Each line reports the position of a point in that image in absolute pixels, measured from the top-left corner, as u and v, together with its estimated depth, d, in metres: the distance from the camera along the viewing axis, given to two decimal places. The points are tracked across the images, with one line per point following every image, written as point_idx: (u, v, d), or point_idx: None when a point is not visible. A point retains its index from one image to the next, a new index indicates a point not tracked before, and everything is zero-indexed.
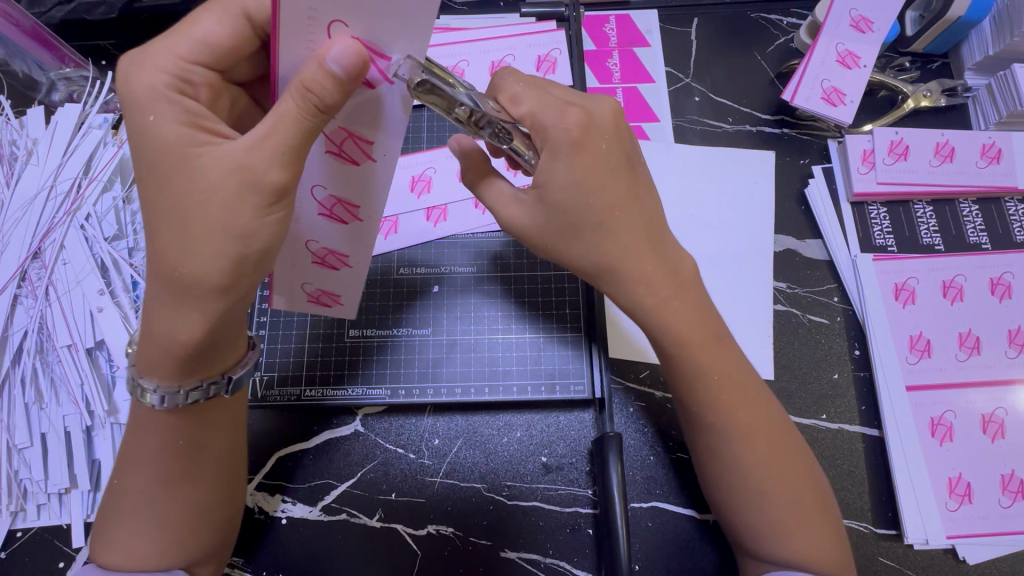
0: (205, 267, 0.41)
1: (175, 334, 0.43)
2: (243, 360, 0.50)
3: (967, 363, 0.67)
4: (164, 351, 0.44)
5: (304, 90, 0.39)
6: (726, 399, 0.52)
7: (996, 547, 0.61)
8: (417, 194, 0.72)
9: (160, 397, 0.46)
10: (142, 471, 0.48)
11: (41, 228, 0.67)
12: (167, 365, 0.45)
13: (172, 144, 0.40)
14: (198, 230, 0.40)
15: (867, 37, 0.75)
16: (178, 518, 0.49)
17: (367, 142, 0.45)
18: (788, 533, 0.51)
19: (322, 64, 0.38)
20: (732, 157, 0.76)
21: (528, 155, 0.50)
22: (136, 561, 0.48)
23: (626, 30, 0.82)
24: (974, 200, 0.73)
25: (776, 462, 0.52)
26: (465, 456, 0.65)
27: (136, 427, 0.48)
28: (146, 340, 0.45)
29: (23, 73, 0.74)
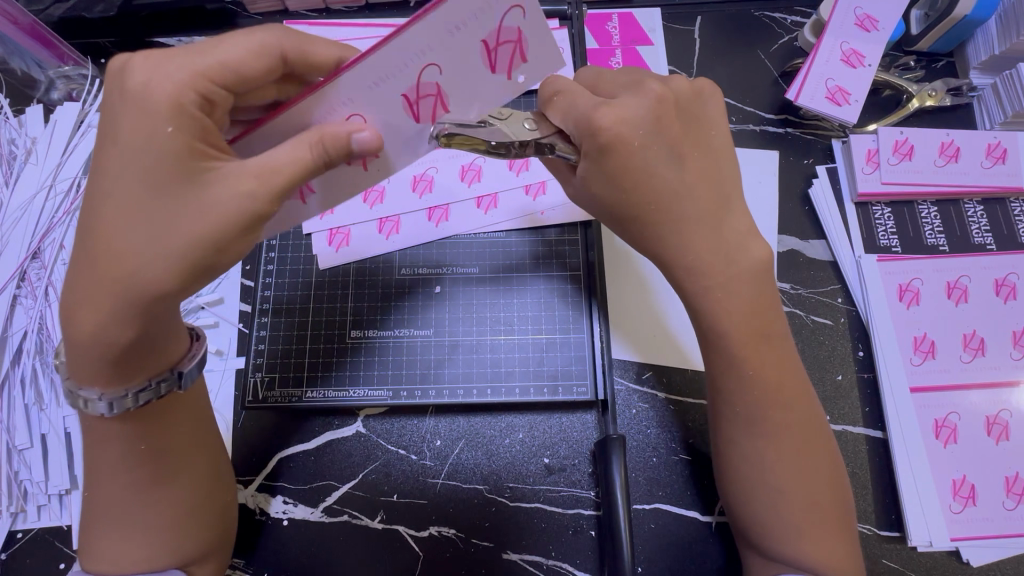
0: (168, 269, 0.40)
1: (110, 334, 0.41)
2: (189, 352, 0.49)
3: (971, 365, 0.67)
4: (106, 355, 0.42)
5: (319, 141, 0.42)
6: (757, 397, 0.52)
7: (1000, 549, 0.61)
8: (419, 194, 0.71)
9: (107, 405, 0.44)
10: (110, 479, 0.48)
11: (40, 228, 0.67)
12: (108, 372, 0.43)
13: (169, 146, 0.40)
14: (159, 234, 0.40)
15: (872, 36, 0.74)
16: (165, 521, 0.49)
17: (373, 156, 0.46)
18: (797, 529, 0.51)
19: (346, 134, 0.43)
20: (736, 157, 0.75)
21: (571, 156, 0.52)
22: (127, 565, 0.48)
23: (629, 28, 0.82)
24: (979, 200, 0.73)
25: (798, 463, 0.51)
26: (467, 458, 0.64)
27: (91, 437, 0.47)
28: (77, 346, 0.43)
29: (21, 71, 0.74)
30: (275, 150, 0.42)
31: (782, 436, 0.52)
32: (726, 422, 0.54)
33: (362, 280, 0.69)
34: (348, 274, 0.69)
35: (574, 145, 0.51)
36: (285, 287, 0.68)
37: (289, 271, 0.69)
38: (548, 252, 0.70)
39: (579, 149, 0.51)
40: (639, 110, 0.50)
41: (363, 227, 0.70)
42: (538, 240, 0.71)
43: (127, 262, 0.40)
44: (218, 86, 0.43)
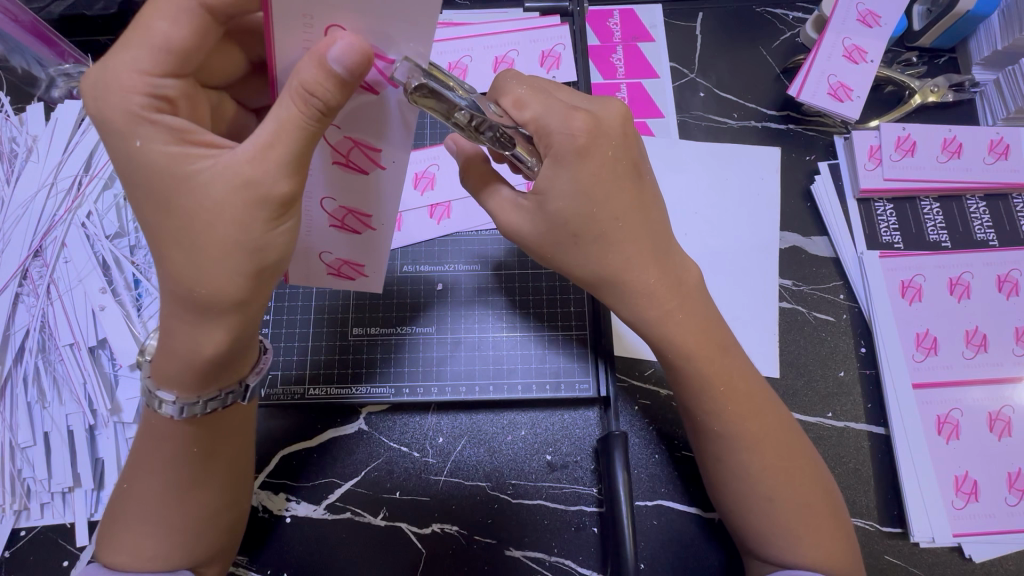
0: (222, 280, 0.40)
1: (197, 347, 0.43)
2: (258, 366, 0.50)
3: (973, 361, 0.67)
4: (188, 364, 0.44)
5: (304, 93, 0.38)
6: (731, 409, 0.52)
7: (1002, 546, 0.61)
8: (421, 190, 0.71)
9: (178, 408, 0.46)
10: (154, 475, 0.48)
11: (41, 226, 0.67)
12: (186, 378, 0.44)
13: (169, 145, 0.40)
14: (211, 241, 0.40)
15: (874, 32, 0.74)
16: (191, 522, 0.49)
17: (373, 149, 0.45)
18: (792, 536, 0.51)
19: (325, 67, 0.38)
20: (738, 153, 0.75)
21: (530, 161, 0.49)
22: (141, 562, 0.48)
23: (630, 24, 0.81)
24: (981, 196, 0.73)
25: (784, 470, 0.52)
26: (469, 455, 0.64)
27: (148, 435, 0.48)
28: (165, 354, 0.44)
29: (22, 68, 0.74)
30: (267, 125, 0.39)
31: (761, 446, 0.52)
32: (705, 439, 0.53)
33: None
34: None
35: (537, 150, 0.49)
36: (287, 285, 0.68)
37: None
38: None
39: (540, 151, 0.49)
40: (610, 119, 0.50)
41: None
42: None
43: (192, 272, 0.40)
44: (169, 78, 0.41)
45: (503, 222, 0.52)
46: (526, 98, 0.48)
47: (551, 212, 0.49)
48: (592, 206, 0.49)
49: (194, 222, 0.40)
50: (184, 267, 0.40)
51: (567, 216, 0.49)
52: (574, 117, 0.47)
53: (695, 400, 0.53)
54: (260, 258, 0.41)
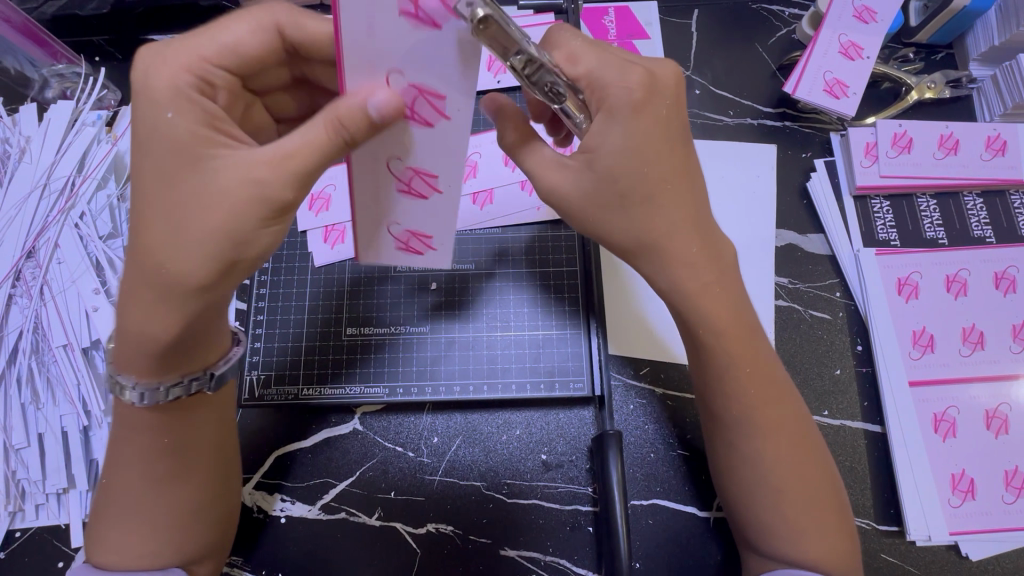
0: (189, 267, 0.40)
1: (156, 330, 0.43)
2: (225, 356, 0.51)
3: (970, 359, 0.66)
4: (141, 346, 0.44)
5: (336, 120, 0.39)
6: (753, 397, 0.52)
7: (999, 544, 0.61)
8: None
9: (139, 394, 0.46)
10: (132, 469, 0.48)
11: (35, 227, 0.67)
12: (147, 363, 0.45)
13: (153, 144, 0.39)
14: (185, 231, 0.40)
15: (870, 28, 0.74)
16: (175, 515, 0.49)
17: (434, 176, 0.41)
18: (797, 531, 0.50)
19: (362, 105, 0.38)
20: (734, 150, 0.75)
21: (580, 117, 0.47)
22: (131, 560, 0.48)
23: (625, 22, 0.81)
24: (978, 193, 0.72)
25: (797, 463, 0.51)
26: (464, 454, 0.64)
27: (121, 425, 0.48)
28: (124, 335, 0.44)
29: (15, 69, 0.74)
30: (295, 137, 0.41)
31: (777, 434, 0.52)
32: (719, 425, 0.53)
33: (357, 278, 0.69)
34: (343, 271, 0.69)
35: (583, 103, 0.47)
36: (280, 285, 0.68)
37: (284, 267, 0.69)
38: (544, 248, 0.70)
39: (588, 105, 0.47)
40: (666, 80, 0.47)
41: None
42: (536, 235, 0.70)
43: (178, 258, 0.40)
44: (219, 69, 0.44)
45: (546, 182, 0.49)
46: (579, 53, 0.47)
47: (599, 170, 0.47)
48: (640, 166, 0.47)
49: (188, 205, 0.40)
50: (161, 245, 0.40)
51: (618, 173, 0.47)
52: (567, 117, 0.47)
53: (718, 391, 0.53)
54: (236, 254, 0.41)
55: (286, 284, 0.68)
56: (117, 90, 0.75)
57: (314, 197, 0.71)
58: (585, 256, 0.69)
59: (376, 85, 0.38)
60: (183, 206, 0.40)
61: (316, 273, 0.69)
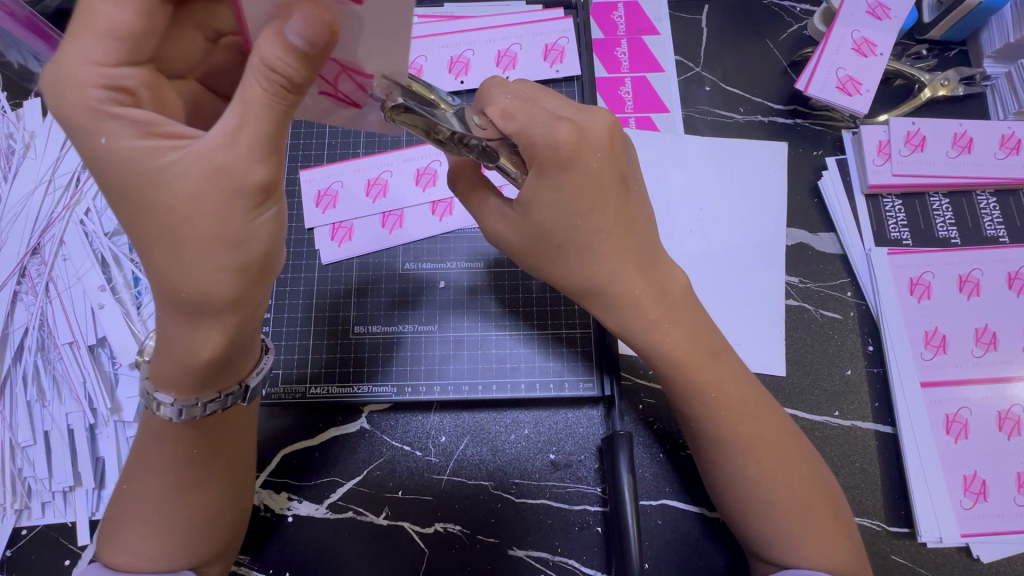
0: (212, 289, 0.39)
1: (194, 350, 0.42)
2: (259, 366, 0.50)
3: (982, 360, 0.66)
4: (183, 366, 0.42)
5: (267, 70, 0.36)
6: (729, 415, 0.51)
7: (1011, 546, 0.61)
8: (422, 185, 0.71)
9: (176, 410, 0.45)
10: (153, 478, 0.48)
11: (39, 223, 0.66)
12: (187, 381, 0.43)
13: (131, 145, 0.37)
14: (186, 249, 0.38)
15: (883, 24, 0.73)
16: (193, 521, 0.49)
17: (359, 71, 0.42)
18: (797, 540, 0.50)
19: (282, 39, 0.36)
20: (744, 148, 0.74)
21: (516, 172, 0.51)
22: (143, 563, 0.47)
23: (634, 18, 0.80)
24: (991, 192, 0.72)
25: (785, 473, 0.51)
26: (472, 453, 0.64)
27: (149, 436, 0.47)
28: (162, 357, 0.43)
29: (19, 63, 0.73)
30: (233, 107, 0.37)
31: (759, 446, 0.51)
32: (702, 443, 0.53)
33: (365, 275, 0.68)
34: (351, 269, 0.68)
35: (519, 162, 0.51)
36: (287, 282, 0.68)
37: (290, 266, 0.68)
38: None
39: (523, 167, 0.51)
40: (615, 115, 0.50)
41: (366, 220, 0.69)
42: None
43: (182, 280, 0.38)
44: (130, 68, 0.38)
45: (490, 230, 0.53)
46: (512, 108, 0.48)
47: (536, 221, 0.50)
48: (576, 216, 0.48)
49: (173, 220, 0.38)
50: (171, 268, 0.38)
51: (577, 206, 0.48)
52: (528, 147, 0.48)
53: (700, 415, 0.52)
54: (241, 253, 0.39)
55: (293, 281, 0.68)
56: None
57: (321, 194, 0.70)
58: None
59: (295, 9, 0.36)
60: (166, 228, 0.38)
61: (322, 273, 0.68)
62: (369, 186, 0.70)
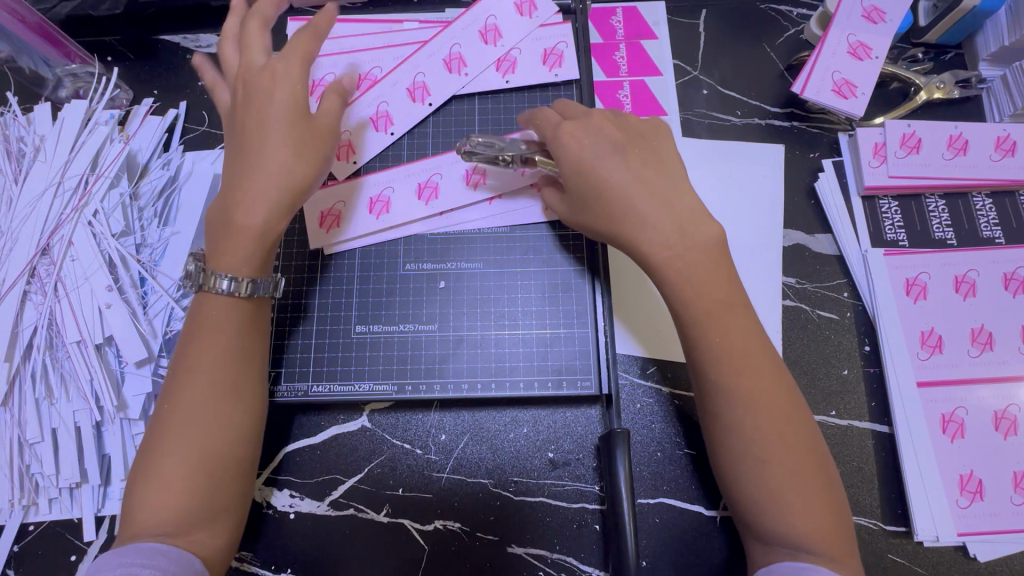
0: (288, 177, 0.54)
1: (264, 225, 0.53)
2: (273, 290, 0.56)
3: (979, 359, 0.66)
4: (251, 240, 0.53)
5: (340, 93, 0.60)
6: (743, 371, 0.51)
7: (1009, 545, 0.61)
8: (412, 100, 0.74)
9: (229, 283, 0.52)
10: (199, 380, 0.50)
11: (48, 224, 0.67)
12: (247, 251, 0.53)
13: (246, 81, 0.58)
14: (284, 153, 0.54)
15: (879, 28, 0.74)
16: (229, 433, 0.50)
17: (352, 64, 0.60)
18: (782, 504, 0.49)
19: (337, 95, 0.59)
20: (741, 150, 0.75)
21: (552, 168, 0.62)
22: (175, 475, 0.48)
23: (633, 22, 0.81)
24: (987, 193, 0.72)
25: (785, 442, 0.50)
26: (472, 452, 0.65)
27: (205, 330, 0.52)
28: (230, 235, 0.53)
29: (30, 69, 0.75)
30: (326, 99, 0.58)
31: (757, 403, 0.51)
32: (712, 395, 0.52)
33: (367, 274, 0.69)
34: (352, 269, 0.69)
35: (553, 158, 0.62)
36: (290, 282, 0.69)
37: (294, 267, 0.69)
38: (554, 246, 0.70)
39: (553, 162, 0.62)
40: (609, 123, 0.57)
41: (372, 240, 0.70)
42: (544, 237, 0.70)
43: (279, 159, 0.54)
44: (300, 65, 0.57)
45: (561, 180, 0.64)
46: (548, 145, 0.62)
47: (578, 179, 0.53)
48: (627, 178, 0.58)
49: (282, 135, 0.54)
50: (276, 155, 0.54)
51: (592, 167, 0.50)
52: (561, 134, 0.60)
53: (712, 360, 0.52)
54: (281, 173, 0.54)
55: (296, 281, 0.69)
56: (129, 90, 0.77)
57: (324, 214, 0.69)
58: (596, 253, 0.69)
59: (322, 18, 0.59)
60: (279, 134, 0.54)
61: (325, 274, 0.69)
62: (371, 204, 0.69)
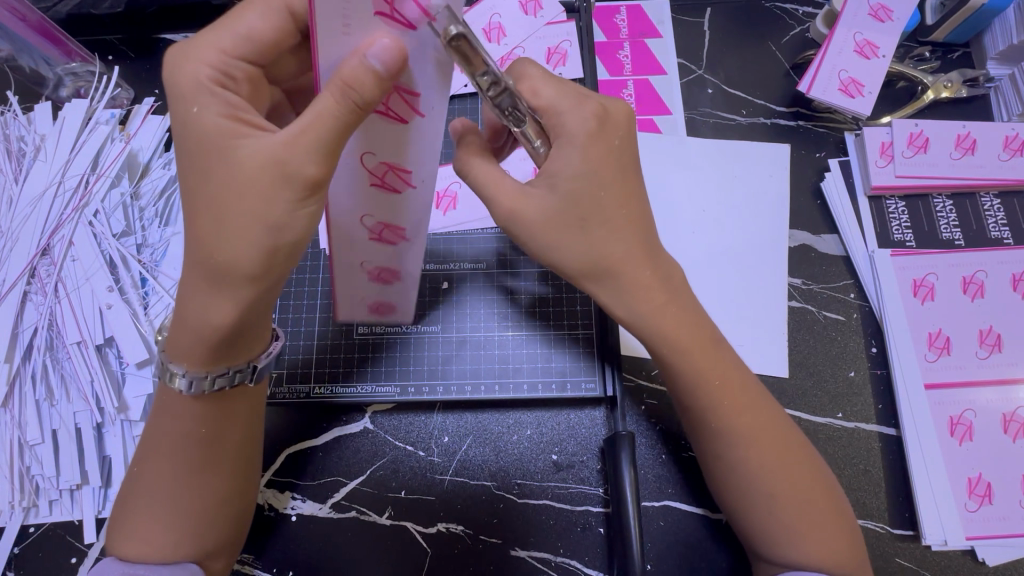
0: (239, 258, 0.40)
1: (207, 318, 0.43)
2: (266, 350, 0.51)
3: (987, 362, 0.65)
4: (195, 336, 0.44)
5: (344, 87, 0.38)
6: (730, 405, 0.51)
7: (1017, 549, 0.60)
8: (411, 24, 0.37)
9: (187, 382, 0.46)
10: (166, 460, 0.49)
11: (49, 224, 0.67)
12: (197, 353, 0.45)
13: (215, 122, 0.40)
14: (232, 223, 0.40)
15: (886, 26, 0.73)
16: (202, 506, 0.49)
17: (414, 95, 0.41)
18: (795, 534, 0.50)
19: (362, 59, 0.37)
20: (746, 150, 0.74)
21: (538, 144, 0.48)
22: (151, 549, 0.48)
23: (637, 21, 0.81)
24: (995, 194, 0.72)
25: (787, 468, 0.51)
26: (475, 454, 0.64)
27: (164, 411, 0.49)
28: (178, 326, 0.45)
29: (30, 67, 0.74)
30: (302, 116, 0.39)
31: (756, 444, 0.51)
32: (705, 437, 0.53)
33: None
34: None
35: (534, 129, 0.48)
36: (292, 283, 0.68)
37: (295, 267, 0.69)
38: None
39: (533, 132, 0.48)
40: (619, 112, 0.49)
41: None
42: None
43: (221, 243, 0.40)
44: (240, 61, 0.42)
45: (505, 206, 0.48)
46: (541, 85, 0.47)
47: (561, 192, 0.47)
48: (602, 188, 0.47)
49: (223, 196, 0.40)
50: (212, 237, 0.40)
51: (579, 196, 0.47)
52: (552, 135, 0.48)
53: (700, 404, 0.52)
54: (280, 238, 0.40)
55: (298, 282, 0.68)
56: (130, 89, 0.76)
57: None
58: None
59: (374, 38, 0.38)
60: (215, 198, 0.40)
61: (328, 274, 0.69)
62: None
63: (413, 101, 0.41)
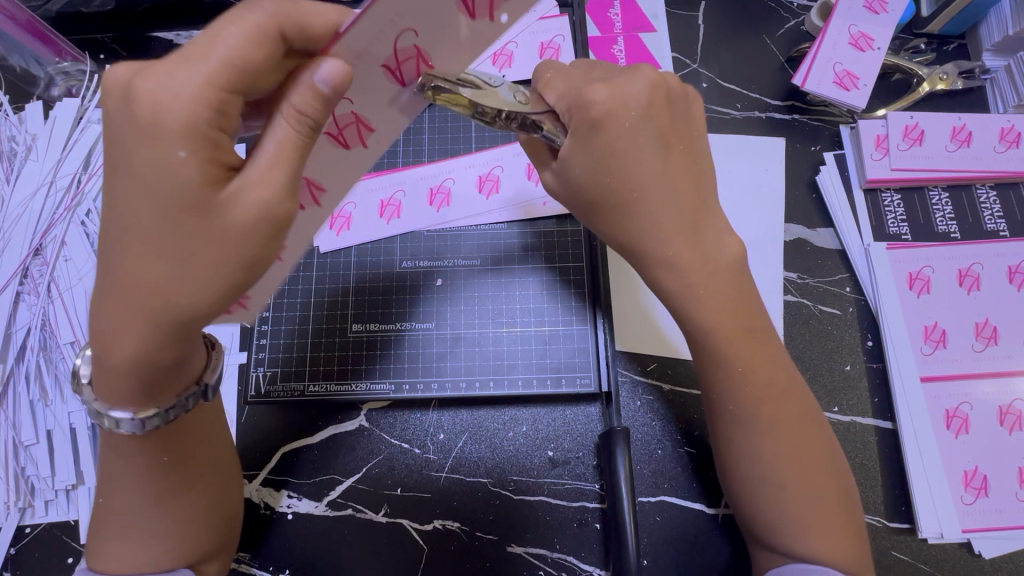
0: (200, 301, 0.37)
1: (145, 361, 0.39)
2: (210, 363, 0.48)
3: (983, 354, 0.65)
4: (130, 377, 0.40)
5: (298, 114, 0.38)
6: (755, 388, 0.52)
7: (1014, 542, 0.60)
8: (405, 81, 0.43)
9: (137, 423, 0.43)
10: (127, 491, 0.48)
11: (42, 224, 0.67)
12: (128, 391, 0.41)
13: (149, 162, 0.34)
14: (196, 269, 0.36)
15: (880, 19, 0.73)
16: (176, 523, 0.49)
17: (369, 128, 0.45)
18: (801, 525, 0.50)
19: (311, 83, 0.38)
20: (741, 144, 0.74)
21: (557, 137, 0.51)
22: (129, 566, 0.48)
23: (632, 14, 0.80)
24: (991, 185, 0.71)
25: (799, 459, 0.51)
26: (471, 451, 0.64)
27: (111, 448, 0.47)
28: (100, 372, 0.40)
29: (21, 68, 0.74)
30: (265, 147, 0.38)
31: (778, 430, 0.51)
32: (723, 421, 0.53)
33: (364, 274, 0.69)
34: (349, 268, 0.69)
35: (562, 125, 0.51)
36: (286, 281, 0.68)
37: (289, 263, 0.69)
38: (552, 242, 0.69)
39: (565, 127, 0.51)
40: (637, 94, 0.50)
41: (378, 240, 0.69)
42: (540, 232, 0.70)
43: (172, 289, 0.36)
44: (227, 81, 0.38)
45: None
46: (553, 80, 0.52)
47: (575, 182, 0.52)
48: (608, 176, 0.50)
49: (194, 241, 0.36)
50: (162, 283, 0.36)
51: (590, 183, 0.51)
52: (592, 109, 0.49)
53: (725, 394, 0.52)
54: (246, 275, 0.38)
55: (292, 280, 0.68)
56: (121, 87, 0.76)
57: (335, 216, 0.70)
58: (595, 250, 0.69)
59: (319, 60, 0.38)
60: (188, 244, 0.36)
61: (323, 272, 0.68)
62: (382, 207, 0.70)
63: (365, 133, 0.45)
